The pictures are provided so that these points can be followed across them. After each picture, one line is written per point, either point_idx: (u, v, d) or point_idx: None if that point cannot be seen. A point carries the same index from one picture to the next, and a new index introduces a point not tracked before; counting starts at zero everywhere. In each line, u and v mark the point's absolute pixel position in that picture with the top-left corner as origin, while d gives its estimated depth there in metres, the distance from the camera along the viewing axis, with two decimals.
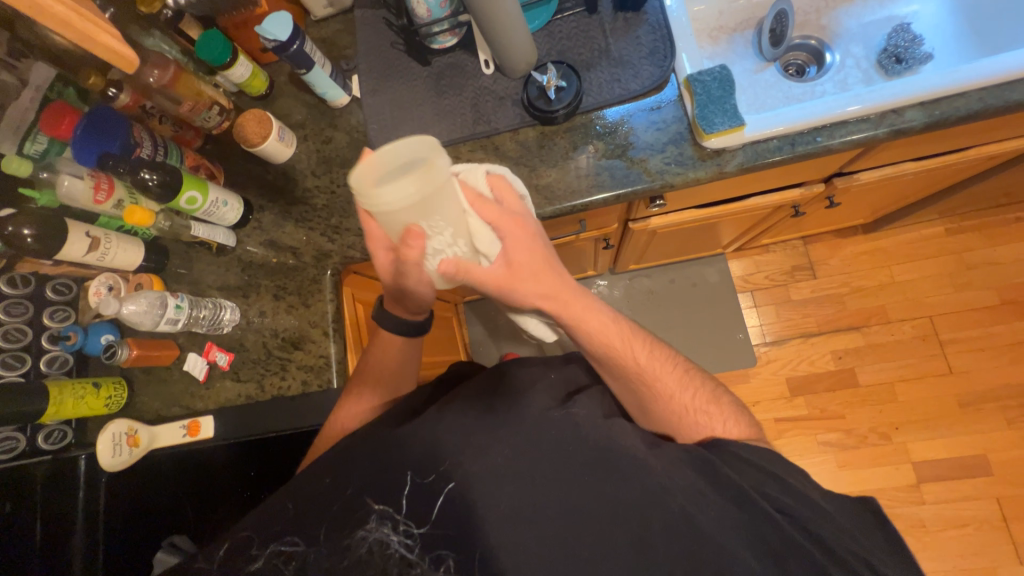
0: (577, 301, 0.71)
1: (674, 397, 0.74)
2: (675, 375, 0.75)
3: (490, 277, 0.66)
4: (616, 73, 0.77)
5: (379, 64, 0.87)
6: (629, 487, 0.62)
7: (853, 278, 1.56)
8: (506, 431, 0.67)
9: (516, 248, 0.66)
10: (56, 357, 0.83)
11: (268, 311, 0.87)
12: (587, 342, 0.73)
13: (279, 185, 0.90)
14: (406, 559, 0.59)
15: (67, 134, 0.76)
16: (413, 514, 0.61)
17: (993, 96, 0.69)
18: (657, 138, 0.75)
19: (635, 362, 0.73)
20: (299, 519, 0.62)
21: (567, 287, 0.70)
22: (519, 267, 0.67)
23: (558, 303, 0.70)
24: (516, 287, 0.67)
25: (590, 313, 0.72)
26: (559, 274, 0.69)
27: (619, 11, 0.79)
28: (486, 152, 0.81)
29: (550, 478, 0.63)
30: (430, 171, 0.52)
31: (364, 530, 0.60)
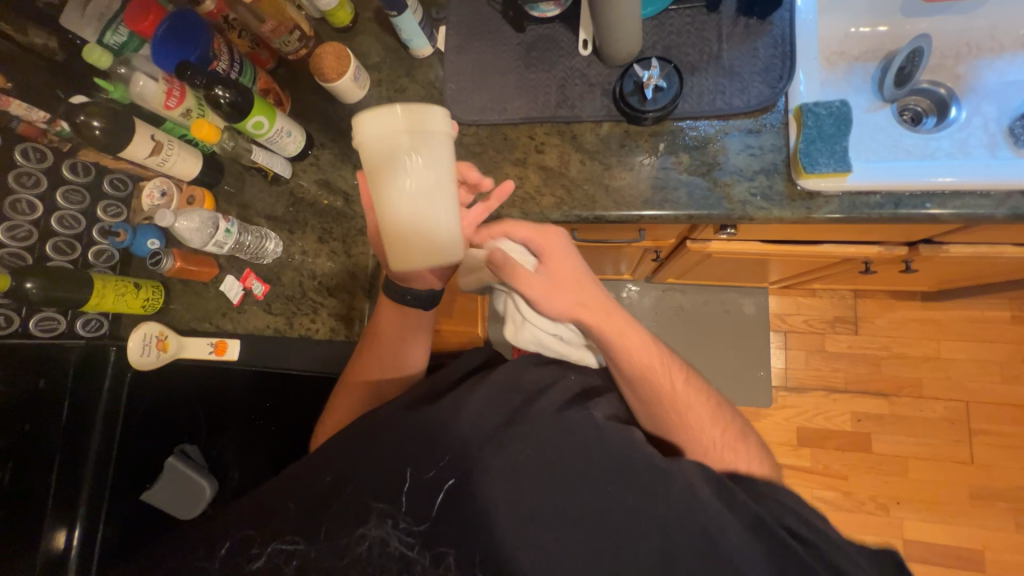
0: (617, 315, 0.71)
1: (703, 429, 0.72)
2: (703, 404, 0.74)
3: (535, 282, 0.67)
4: (721, 83, 0.71)
5: (470, 20, 0.82)
6: (642, 509, 0.61)
7: (896, 344, 1.49)
8: (522, 430, 0.66)
9: (559, 263, 0.69)
10: (103, 250, 0.85)
11: (310, 252, 0.86)
12: (622, 361, 0.72)
13: (343, 127, 0.88)
14: (406, 557, 0.60)
15: (149, 32, 0.74)
16: (412, 512, 0.62)
17: None
18: (748, 164, 0.69)
19: (671, 387, 0.73)
20: (294, 519, 0.63)
21: (607, 300, 0.71)
22: (560, 278, 0.69)
23: (597, 317, 0.70)
24: (558, 295, 0.68)
25: (632, 332, 0.72)
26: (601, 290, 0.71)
27: (742, 15, 0.71)
28: (562, 139, 0.77)
29: (560, 486, 0.63)
30: (426, 126, 0.51)
31: (364, 528, 0.61)
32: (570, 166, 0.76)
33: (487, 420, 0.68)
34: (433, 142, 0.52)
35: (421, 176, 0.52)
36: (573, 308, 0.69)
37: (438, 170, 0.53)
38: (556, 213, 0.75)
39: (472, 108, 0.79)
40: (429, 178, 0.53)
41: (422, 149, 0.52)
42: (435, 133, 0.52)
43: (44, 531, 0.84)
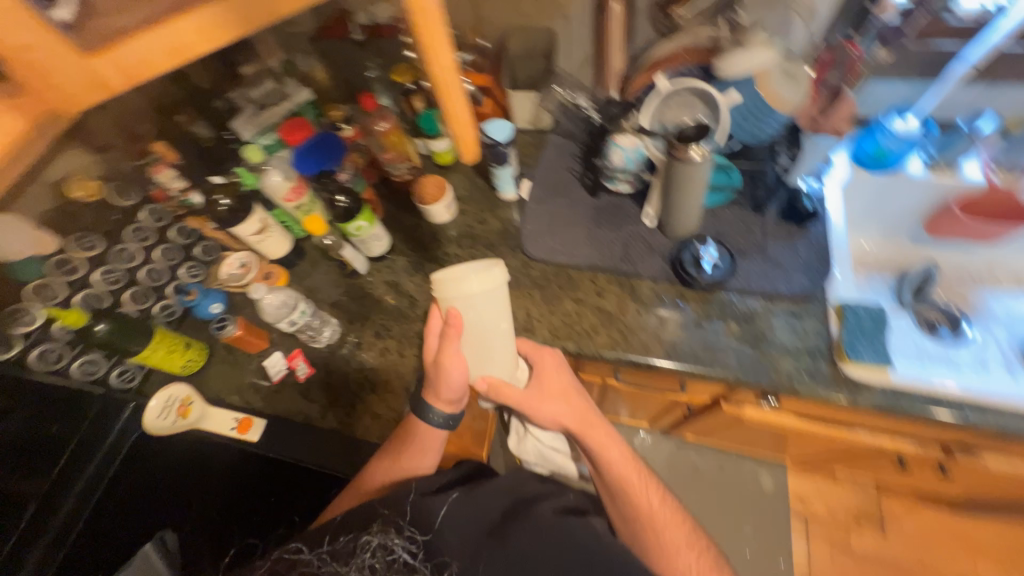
0: (600, 427, 0.77)
1: (680, 555, 0.74)
2: (682, 530, 0.76)
3: (525, 396, 0.73)
4: (767, 269, 0.81)
5: (553, 181, 0.98)
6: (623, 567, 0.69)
7: (927, 555, 1.37)
8: (523, 510, 0.72)
9: (546, 373, 0.76)
10: (168, 305, 0.87)
11: (364, 344, 0.89)
12: (604, 471, 0.76)
13: (423, 240, 0.99)
14: (408, 565, 0.67)
15: (294, 141, 0.89)
16: (415, 523, 0.70)
17: None
18: (794, 342, 0.76)
19: (648, 506, 0.75)
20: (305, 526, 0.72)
21: (591, 410, 0.77)
22: (547, 387, 0.75)
23: (581, 424, 0.76)
24: (545, 406, 0.74)
25: (612, 445, 0.77)
26: (586, 403, 0.77)
27: (784, 219, 0.85)
28: (622, 289, 0.85)
29: (548, 550, 0.69)
30: (486, 286, 0.64)
31: (368, 534, 0.68)
32: (628, 314, 0.83)
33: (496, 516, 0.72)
34: (494, 298, 0.65)
35: (483, 323, 0.67)
36: (558, 416, 0.75)
37: (503, 309, 0.67)
38: (611, 353, 0.80)
39: (544, 249, 0.91)
40: (493, 322, 0.67)
41: (488, 307, 0.66)
42: (496, 292, 0.65)
43: None
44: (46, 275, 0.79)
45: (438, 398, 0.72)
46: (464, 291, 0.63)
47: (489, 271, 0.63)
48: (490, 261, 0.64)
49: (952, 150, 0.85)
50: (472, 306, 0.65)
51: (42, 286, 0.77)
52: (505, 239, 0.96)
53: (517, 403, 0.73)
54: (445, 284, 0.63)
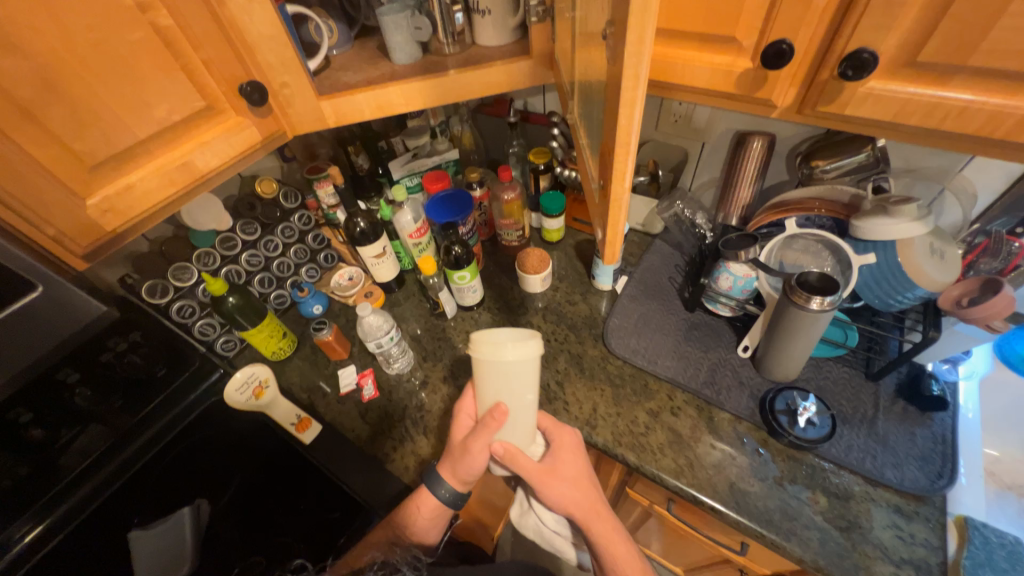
0: (606, 518, 0.71)
1: None
2: None
3: (540, 469, 0.69)
4: (873, 447, 0.72)
5: (650, 284, 0.99)
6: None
7: None
8: None
9: (562, 454, 0.72)
10: (281, 295, 1.01)
11: (429, 383, 0.92)
12: (608, 570, 0.69)
13: (512, 303, 1.03)
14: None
15: (432, 188, 1.00)
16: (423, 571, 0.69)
17: None
18: (895, 546, 0.65)
19: None
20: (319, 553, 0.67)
21: (598, 498, 0.72)
22: (560, 470, 0.71)
23: (588, 514, 0.70)
24: (559, 488, 0.69)
25: (618, 540, 0.70)
26: (595, 490, 0.72)
27: (901, 398, 0.77)
28: (698, 414, 0.81)
29: None
30: (519, 359, 0.62)
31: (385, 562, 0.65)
32: (699, 443, 0.77)
33: None
34: (524, 371, 0.64)
35: (509, 391, 0.66)
36: (567, 502, 0.70)
37: (534, 380, 0.66)
38: (672, 481, 0.74)
39: (625, 347, 0.90)
40: (519, 392, 0.66)
41: (518, 379, 0.64)
42: (526, 367, 0.63)
43: (13, 526, 0.69)
44: (211, 247, 0.89)
45: (453, 471, 0.71)
46: (495, 360, 0.61)
47: (524, 343, 0.62)
48: (527, 334, 0.62)
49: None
50: (500, 375, 0.64)
51: (205, 253, 0.88)
52: (589, 325, 0.97)
53: (531, 475, 0.68)
54: (479, 351, 0.62)
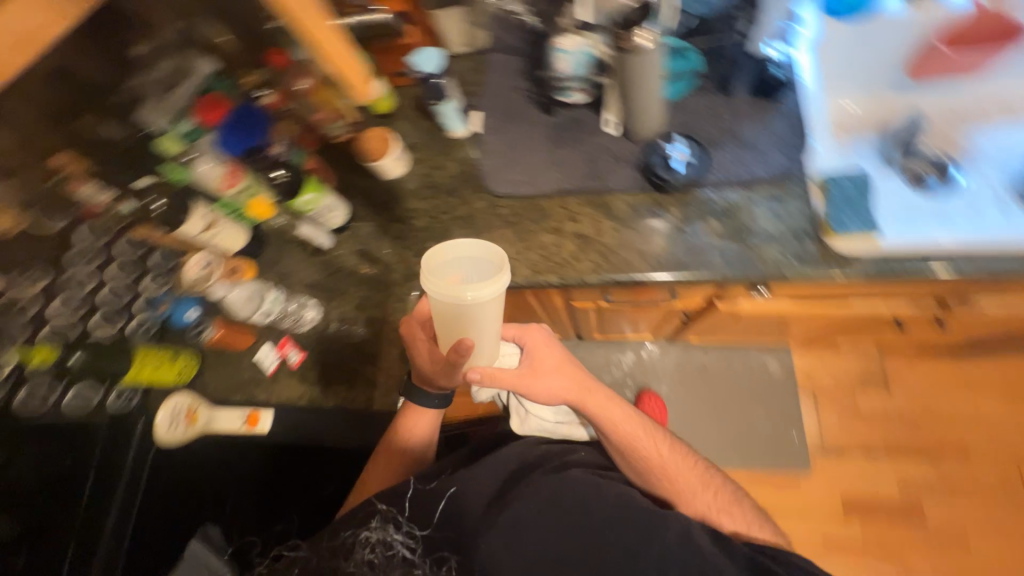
0: (597, 392, 0.81)
1: (697, 495, 0.80)
2: (695, 473, 0.82)
3: (519, 375, 0.75)
4: (742, 155, 0.76)
5: (503, 107, 0.91)
6: (611, 502, 0.74)
7: (929, 402, 1.44)
8: (532, 489, 0.74)
9: (539, 349, 0.79)
10: (143, 322, 0.85)
11: (348, 318, 0.87)
12: (610, 433, 0.81)
13: (381, 200, 0.93)
14: (408, 558, 0.69)
15: (214, 121, 0.81)
16: (413, 518, 0.73)
17: None
18: (778, 229, 0.73)
19: (660, 456, 0.81)
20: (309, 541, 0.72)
21: (586, 378, 0.80)
22: (540, 366, 0.78)
23: (581, 394, 0.80)
24: (544, 382, 0.77)
25: (612, 407, 0.81)
26: (578, 370, 0.81)
27: (754, 96, 0.79)
28: (595, 208, 0.81)
29: (559, 531, 0.71)
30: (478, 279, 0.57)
31: (367, 529, 0.71)
32: (605, 233, 0.79)
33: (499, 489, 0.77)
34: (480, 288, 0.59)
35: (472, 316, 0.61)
36: (557, 390, 0.78)
37: (498, 310, 0.61)
38: (594, 278, 0.78)
39: (506, 183, 0.86)
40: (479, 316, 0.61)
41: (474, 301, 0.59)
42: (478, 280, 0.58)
43: None
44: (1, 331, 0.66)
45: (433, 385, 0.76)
46: (455, 303, 0.54)
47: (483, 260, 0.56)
48: (480, 248, 0.56)
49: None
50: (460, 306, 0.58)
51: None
52: (465, 181, 0.90)
53: (514, 382, 0.75)
54: (434, 293, 0.54)
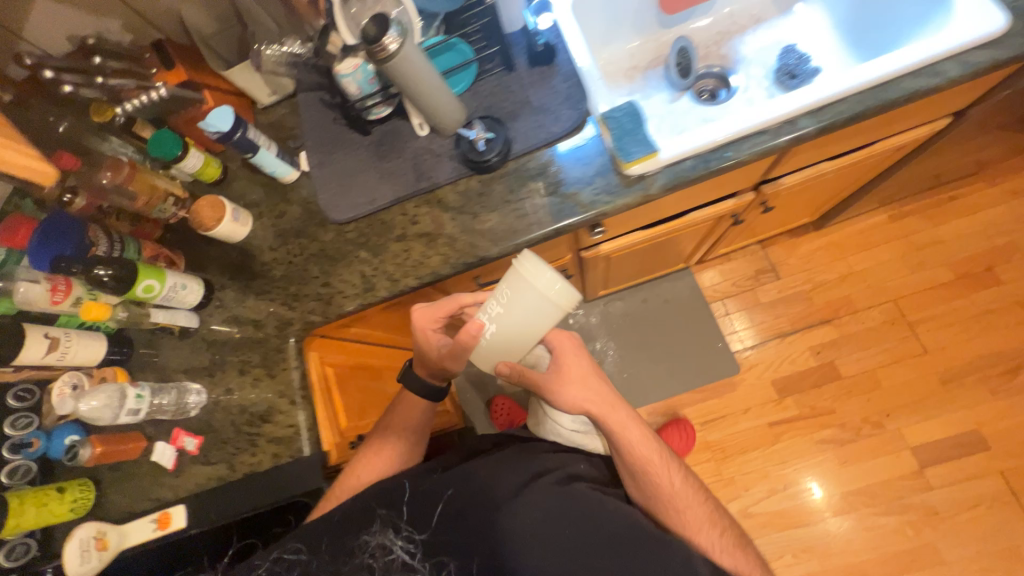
0: (622, 409, 0.83)
1: (703, 532, 0.80)
2: (704, 509, 0.82)
3: (544, 380, 0.80)
4: (538, 119, 0.83)
5: (323, 138, 0.93)
6: (615, 529, 0.75)
7: (814, 274, 1.60)
8: (545, 496, 0.77)
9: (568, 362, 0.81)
10: (18, 467, 0.80)
11: (234, 387, 0.86)
12: (628, 454, 0.83)
13: (237, 262, 0.93)
14: (409, 563, 0.71)
15: (21, 243, 0.77)
16: (414, 523, 0.74)
17: (871, 98, 0.74)
18: (585, 172, 0.80)
19: (670, 486, 0.82)
20: (308, 534, 0.74)
21: (611, 395, 0.83)
22: (566, 373, 0.81)
23: (605, 408, 0.82)
24: (566, 390, 0.80)
25: (632, 429, 0.83)
26: (603, 385, 0.82)
27: (534, 66, 0.86)
28: (430, 206, 0.86)
29: (559, 521, 0.75)
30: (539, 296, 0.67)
31: (369, 535, 0.72)
32: (445, 226, 0.84)
33: (513, 483, 0.79)
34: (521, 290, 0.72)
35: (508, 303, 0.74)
36: (579, 402, 0.81)
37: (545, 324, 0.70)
38: (447, 270, 0.82)
39: (346, 208, 0.88)
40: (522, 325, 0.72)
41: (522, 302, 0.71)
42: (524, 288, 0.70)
43: None
44: None
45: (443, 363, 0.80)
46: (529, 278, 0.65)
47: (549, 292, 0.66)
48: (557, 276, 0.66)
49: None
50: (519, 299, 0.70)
51: None
52: (310, 219, 0.92)
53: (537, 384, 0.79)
54: (523, 263, 0.64)
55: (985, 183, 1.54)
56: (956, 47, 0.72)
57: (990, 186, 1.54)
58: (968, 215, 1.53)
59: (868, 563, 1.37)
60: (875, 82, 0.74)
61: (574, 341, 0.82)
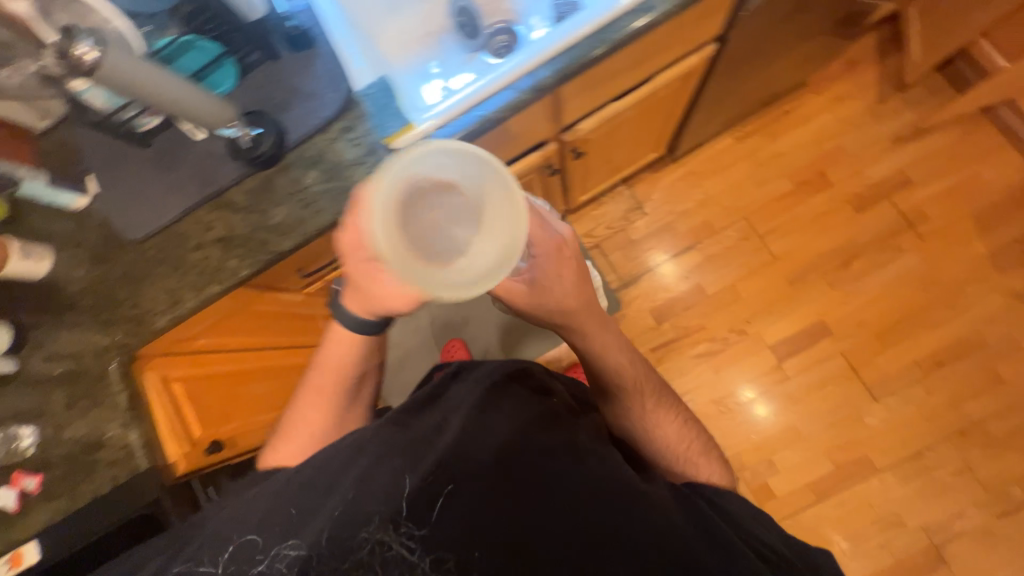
0: (608, 331, 0.82)
1: (671, 445, 0.84)
2: (674, 426, 0.85)
3: (511, 292, 0.72)
4: (307, 106, 0.84)
5: (103, 157, 0.90)
6: (621, 487, 0.64)
7: (677, 204, 1.70)
8: (545, 444, 0.64)
9: (556, 270, 0.71)
10: None
11: (62, 423, 0.86)
12: (605, 374, 0.84)
13: (43, 299, 0.90)
14: (408, 562, 0.55)
15: None
16: (412, 516, 0.57)
17: (594, 40, 0.81)
18: (357, 152, 0.83)
19: (642, 408, 0.84)
20: (295, 519, 0.60)
21: (598, 310, 0.79)
22: (542, 281, 0.71)
23: (586, 320, 0.79)
24: (541, 299, 0.73)
25: (617, 351, 0.83)
26: (591, 298, 0.76)
27: (295, 50, 0.86)
28: (217, 211, 0.86)
29: (563, 482, 0.62)
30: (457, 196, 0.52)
31: (365, 530, 0.57)
32: (236, 228, 0.85)
33: (522, 430, 0.65)
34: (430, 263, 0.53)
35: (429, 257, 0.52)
36: (557, 310, 0.74)
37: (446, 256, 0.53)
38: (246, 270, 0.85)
39: (136, 227, 0.87)
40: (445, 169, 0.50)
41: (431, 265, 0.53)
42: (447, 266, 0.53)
43: None
44: None
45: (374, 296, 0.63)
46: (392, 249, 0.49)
47: (455, 147, 0.50)
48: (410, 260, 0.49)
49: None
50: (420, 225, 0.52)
51: None
52: (108, 243, 0.90)
53: (504, 294, 0.73)
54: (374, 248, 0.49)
55: (812, 94, 1.66)
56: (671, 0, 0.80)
57: (816, 96, 1.66)
58: (801, 125, 1.66)
59: (745, 454, 1.54)
60: (593, 25, 0.79)
61: (563, 243, 0.70)
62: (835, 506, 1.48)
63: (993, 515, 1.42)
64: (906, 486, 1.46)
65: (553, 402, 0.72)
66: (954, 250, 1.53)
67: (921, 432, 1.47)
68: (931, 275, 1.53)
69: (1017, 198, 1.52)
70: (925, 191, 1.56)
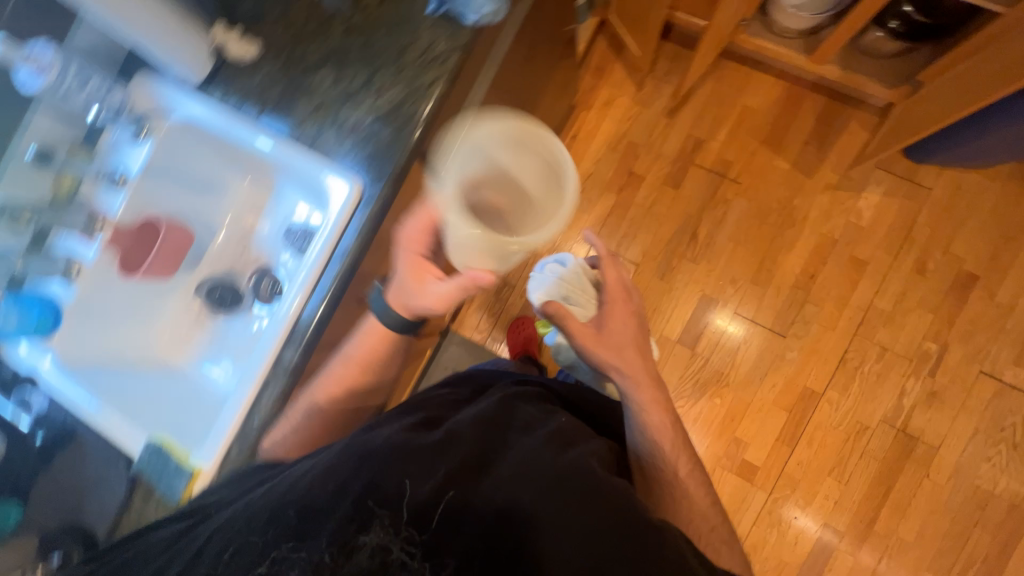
0: (659, 395, 1.04)
1: (695, 519, 0.94)
2: (703, 497, 0.97)
3: (585, 335, 1.04)
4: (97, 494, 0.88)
5: None
6: (613, 514, 0.69)
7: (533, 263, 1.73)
8: (544, 448, 0.75)
9: (622, 320, 1.07)
10: None
11: None
12: (647, 428, 1.00)
13: None
14: (408, 564, 0.68)
15: None
16: (415, 523, 0.69)
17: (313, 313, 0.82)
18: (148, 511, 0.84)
19: (675, 470, 0.97)
20: (302, 522, 0.70)
21: (649, 371, 1.05)
22: (614, 330, 1.05)
23: (640, 378, 1.04)
24: (608, 349, 1.03)
25: (659, 410, 1.02)
26: (646, 359, 1.06)
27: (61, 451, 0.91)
28: None
29: (544, 488, 0.71)
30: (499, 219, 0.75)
31: (365, 536, 0.69)
32: None
33: (532, 443, 0.76)
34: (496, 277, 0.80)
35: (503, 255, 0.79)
36: (617, 360, 1.03)
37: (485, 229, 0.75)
38: None
39: None
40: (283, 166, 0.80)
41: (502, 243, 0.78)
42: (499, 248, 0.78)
43: None
44: None
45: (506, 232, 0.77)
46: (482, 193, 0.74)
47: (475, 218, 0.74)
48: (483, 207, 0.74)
49: (66, 225, 0.87)
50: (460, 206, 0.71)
51: None
52: None
53: (576, 332, 1.05)
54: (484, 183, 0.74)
55: (585, 111, 1.77)
56: (357, 230, 0.80)
57: (589, 111, 1.76)
58: (591, 143, 1.75)
59: (712, 447, 1.57)
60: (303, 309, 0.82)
61: (628, 303, 1.08)
62: (807, 445, 1.54)
63: (927, 376, 1.51)
64: (850, 394, 1.54)
65: (556, 412, 0.85)
66: (766, 176, 1.64)
67: (834, 340, 1.56)
68: (762, 206, 1.64)
69: (786, 107, 1.65)
70: (717, 141, 1.68)
